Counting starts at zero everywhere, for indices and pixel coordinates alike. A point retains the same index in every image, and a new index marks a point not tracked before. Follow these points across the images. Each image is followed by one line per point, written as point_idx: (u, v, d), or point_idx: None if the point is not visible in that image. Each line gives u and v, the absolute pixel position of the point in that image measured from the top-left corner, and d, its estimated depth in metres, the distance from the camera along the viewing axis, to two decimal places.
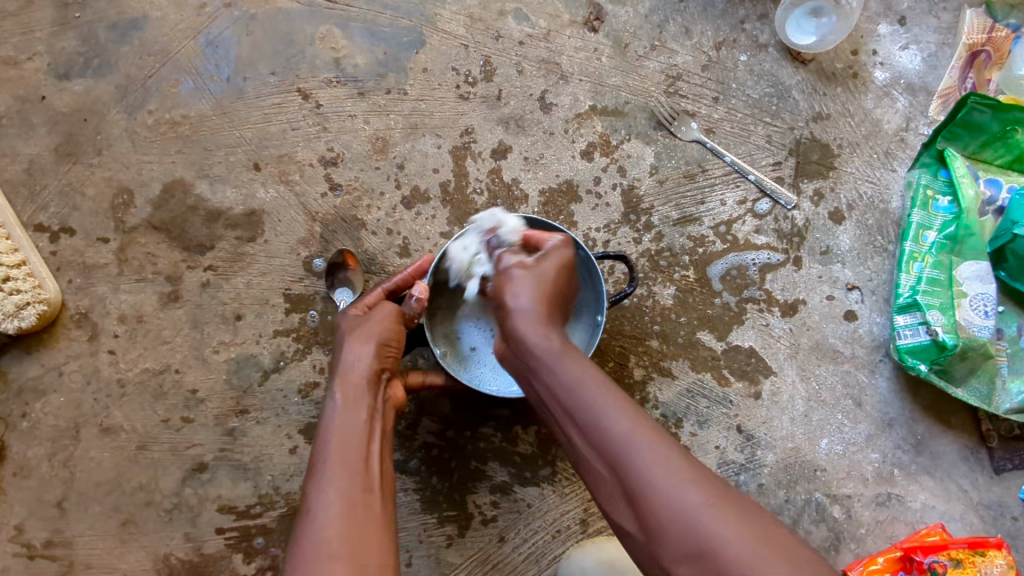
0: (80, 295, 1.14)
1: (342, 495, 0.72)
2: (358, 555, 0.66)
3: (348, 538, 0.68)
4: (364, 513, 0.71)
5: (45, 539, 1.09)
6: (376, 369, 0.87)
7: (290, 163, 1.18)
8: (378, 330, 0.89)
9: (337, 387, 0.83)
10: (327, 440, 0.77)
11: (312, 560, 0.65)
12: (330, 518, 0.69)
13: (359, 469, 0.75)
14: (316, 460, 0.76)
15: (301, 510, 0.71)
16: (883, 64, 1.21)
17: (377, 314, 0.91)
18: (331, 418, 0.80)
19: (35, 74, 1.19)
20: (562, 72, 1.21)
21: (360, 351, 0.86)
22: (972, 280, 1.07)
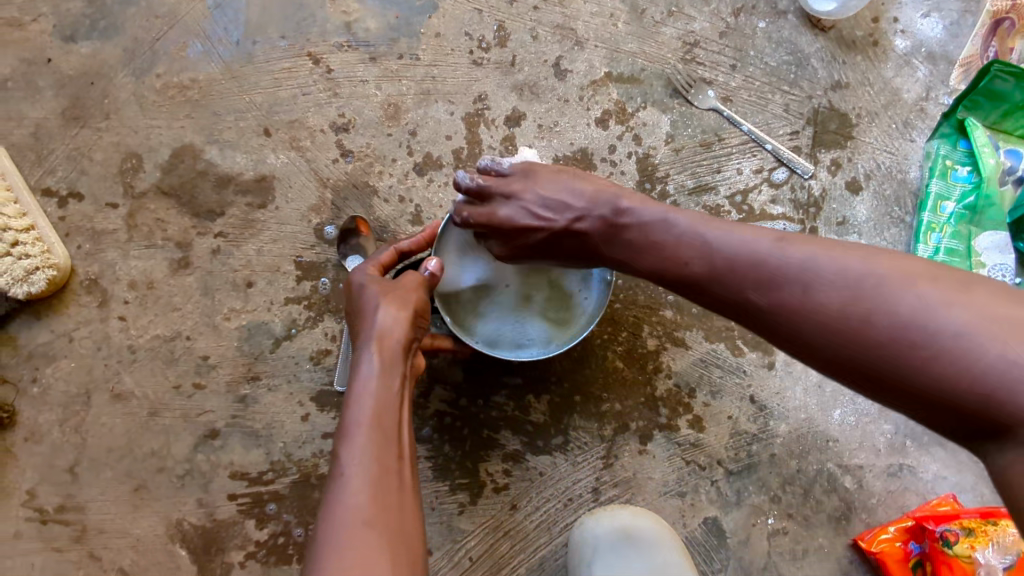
0: (89, 261, 1.13)
1: (375, 462, 0.72)
2: (391, 525, 0.69)
3: (381, 505, 0.70)
4: (396, 481, 0.72)
5: (57, 503, 1.08)
6: (409, 338, 0.85)
7: (301, 129, 1.16)
8: (414, 300, 0.87)
9: (371, 347, 0.81)
10: (361, 404, 0.77)
11: (347, 527, 0.67)
12: (363, 486, 0.70)
13: (392, 436, 0.76)
14: (347, 422, 0.76)
15: (333, 474, 0.72)
16: (904, 32, 1.20)
17: (405, 283, 0.89)
18: (364, 379, 0.79)
19: (41, 35, 1.16)
20: (578, 38, 1.19)
21: (397, 314, 0.84)
22: (990, 251, 1.08)
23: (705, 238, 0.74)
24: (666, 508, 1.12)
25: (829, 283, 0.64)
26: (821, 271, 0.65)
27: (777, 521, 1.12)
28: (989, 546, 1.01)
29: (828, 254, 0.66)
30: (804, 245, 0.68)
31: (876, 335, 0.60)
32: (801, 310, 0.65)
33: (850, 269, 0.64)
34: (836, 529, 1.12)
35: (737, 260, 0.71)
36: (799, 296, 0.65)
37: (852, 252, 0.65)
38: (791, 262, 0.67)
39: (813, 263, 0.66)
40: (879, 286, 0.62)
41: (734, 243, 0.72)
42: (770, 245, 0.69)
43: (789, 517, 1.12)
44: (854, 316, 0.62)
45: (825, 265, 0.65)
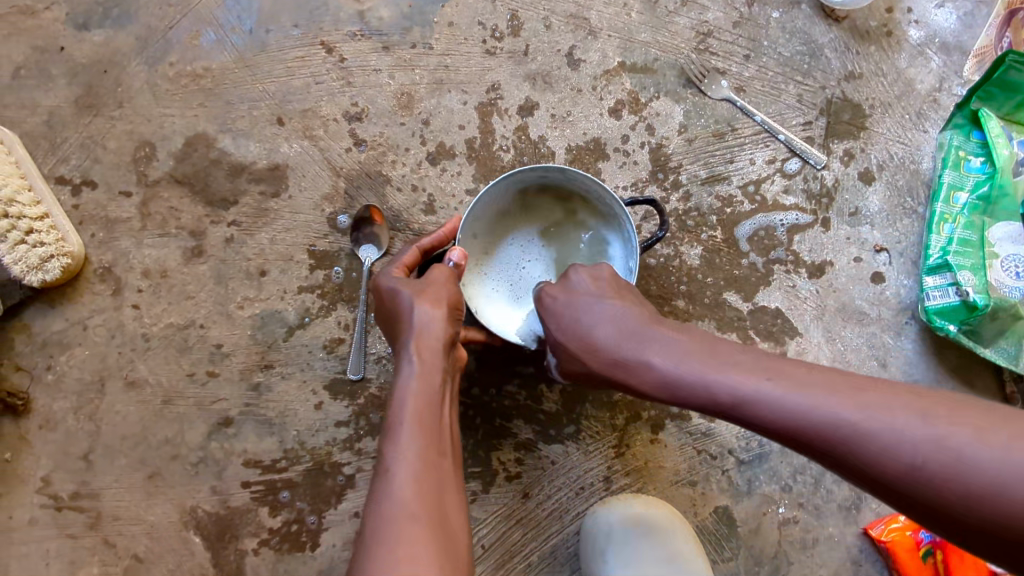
0: (103, 250, 1.13)
1: (420, 457, 0.73)
2: (438, 520, 0.69)
3: (427, 500, 0.70)
4: (441, 477, 0.73)
5: (72, 490, 1.09)
6: (449, 335, 0.85)
7: (314, 118, 1.16)
8: (450, 296, 0.87)
9: (412, 346, 0.82)
10: (405, 401, 0.78)
11: (396, 522, 0.67)
12: (410, 480, 0.71)
13: (435, 433, 0.77)
14: (392, 419, 0.77)
15: (379, 470, 0.72)
16: (918, 22, 1.20)
17: (437, 278, 0.89)
18: (406, 378, 0.80)
19: (54, 24, 1.16)
20: (591, 27, 1.19)
21: (436, 312, 0.85)
22: (1003, 242, 1.07)
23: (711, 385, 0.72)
24: (678, 497, 1.12)
25: (860, 440, 0.62)
26: (855, 429, 0.63)
27: (787, 510, 1.13)
28: None
29: (850, 402, 0.64)
30: (819, 390, 0.67)
31: (950, 494, 0.58)
32: (851, 454, 0.63)
33: (874, 420, 0.62)
34: (846, 519, 1.13)
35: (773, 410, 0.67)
36: (835, 440, 0.64)
37: (879, 401, 0.63)
38: (821, 412, 0.65)
39: (843, 416, 0.64)
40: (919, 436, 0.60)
41: (755, 392, 0.69)
42: (795, 400, 0.66)
43: (800, 507, 1.13)
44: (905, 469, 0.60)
45: (855, 413, 0.63)
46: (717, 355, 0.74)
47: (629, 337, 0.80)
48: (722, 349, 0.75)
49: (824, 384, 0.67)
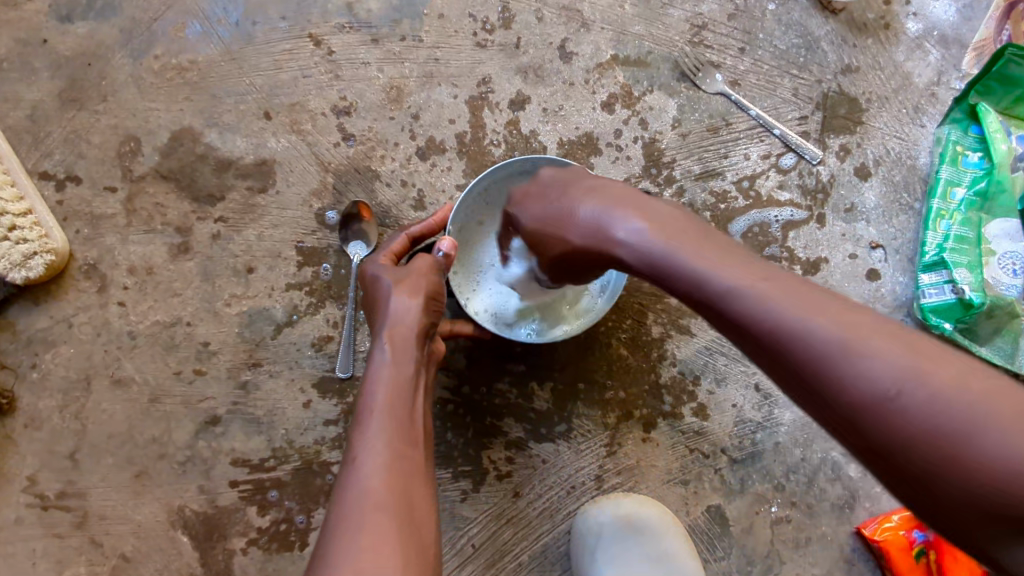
0: (88, 246, 1.11)
1: (388, 446, 0.72)
2: (405, 508, 0.68)
3: (394, 489, 0.69)
4: (409, 468, 0.72)
5: (58, 490, 1.08)
6: (424, 325, 0.84)
7: (302, 112, 1.14)
8: (427, 284, 0.86)
9: (385, 336, 0.82)
10: (376, 390, 0.77)
11: (359, 510, 0.66)
12: (378, 469, 0.70)
13: (405, 421, 0.75)
14: (362, 408, 0.76)
15: (346, 459, 0.72)
16: (916, 15, 1.18)
17: (418, 265, 0.88)
18: (378, 367, 0.79)
19: (37, 15, 1.14)
20: (584, 20, 1.17)
21: (411, 302, 0.84)
22: (1000, 238, 1.06)
23: (793, 337, 0.59)
24: (670, 496, 1.11)
25: (952, 433, 0.52)
26: (959, 413, 0.52)
27: (780, 509, 1.12)
28: None
29: (964, 386, 0.53)
30: (937, 368, 0.54)
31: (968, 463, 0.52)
32: (935, 451, 0.53)
33: (987, 411, 0.52)
34: (839, 518, 1.12)
35: (861, 388, 0.55)
36: (921, 428, 0.53)
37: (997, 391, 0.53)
38: (914, 394, 0.54)
39: (952, 399, 0.53)
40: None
41: (847, 356, 0.56)
42: (895, 378, 0.55)
43: (792, 506, 1.12)
44: (996, 468, 0.51)
45: (965, 396, 0.53)
46: (812, 294, 0.61)
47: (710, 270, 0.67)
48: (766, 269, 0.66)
49: (938, 358, 0.56)
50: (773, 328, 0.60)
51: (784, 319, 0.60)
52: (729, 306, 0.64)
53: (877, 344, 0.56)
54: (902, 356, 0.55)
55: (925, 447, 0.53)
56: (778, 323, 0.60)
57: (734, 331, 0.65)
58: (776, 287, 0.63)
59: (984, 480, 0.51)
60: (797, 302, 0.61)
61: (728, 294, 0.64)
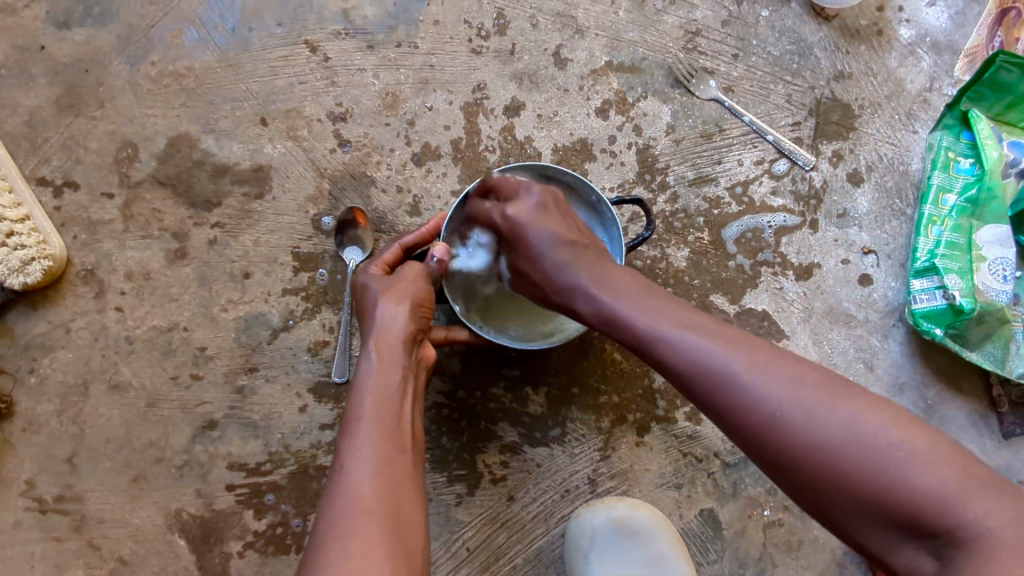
0: (86, 252, 1.12)
1: (375, 454, 0.73)
2: (392, 515, 0.69)
3: (382, 496, 0.70)
4: (397, 474, 0.73)
5: (56, 493, 1.09)
6: (411, 332, 0.86)
7: (298, 118, 1.15)
8: (413, 292, 0.88)
9: (372, 345, 0.83)
10: (363, 398, 0.78)
11: (347, 517, 0.67)
12: (366, 476, 0.71)
13: (392, 428, 0.76)
14: (350, 416, 0.77)
15: (335, 467, 0.73)
16: (909, 21, 1.19)
17: (406, 274, 0.91)
18: (365, 376, 0.80)
19: (34, 22, 1.15)
20: (578, 26, 1.17)
21: (397, 311, 0.86)
22: (990, 244, 1.06)
23: (702, 369, 0.68)
24: (663, 500, 1.12)
25: (834, 446, 0.60)
26: (836, 427, 0.60)
27: (772, 512, 1.13)
28: None
29: (845, 406, 0.62)
30: (822, 391, 0.63)
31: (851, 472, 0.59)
32: (822, 462, 0.61)
33: (865, 425, 0.60)
34: None
35: (758, 410, 0.64)
36: (809, 442, 0.61)
37: (875, 409, 0.61)
38: (797, 415, 0.62)
39: (834, 416, 0.61)
40: (903, 459, 0.58)
41: (745, 382, 0.65)
42: (784, 403, 0.63)
43: (785, 509, 1.13)
44: (872, 473, 0.59)
45: (846, 412, 0.61)
46: (714, 334, 0.70)
47: (639, 311, 0.75)
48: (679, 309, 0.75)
49: (827, 383, 0.64)
50: (687, 362, 0.69)
51: (696, 355, 0.69)
52: (651, 344, 0.73)
53: (773, 373, 0.65)
54: (783, 386, 0.64)
55: (812, 461, 0.61)
56: (690, 358, 0.69)
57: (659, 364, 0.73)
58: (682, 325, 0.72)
59: (865, 485, 0.59)
60: (698, 339, 0.69)
61: (651, 333, 0.73)
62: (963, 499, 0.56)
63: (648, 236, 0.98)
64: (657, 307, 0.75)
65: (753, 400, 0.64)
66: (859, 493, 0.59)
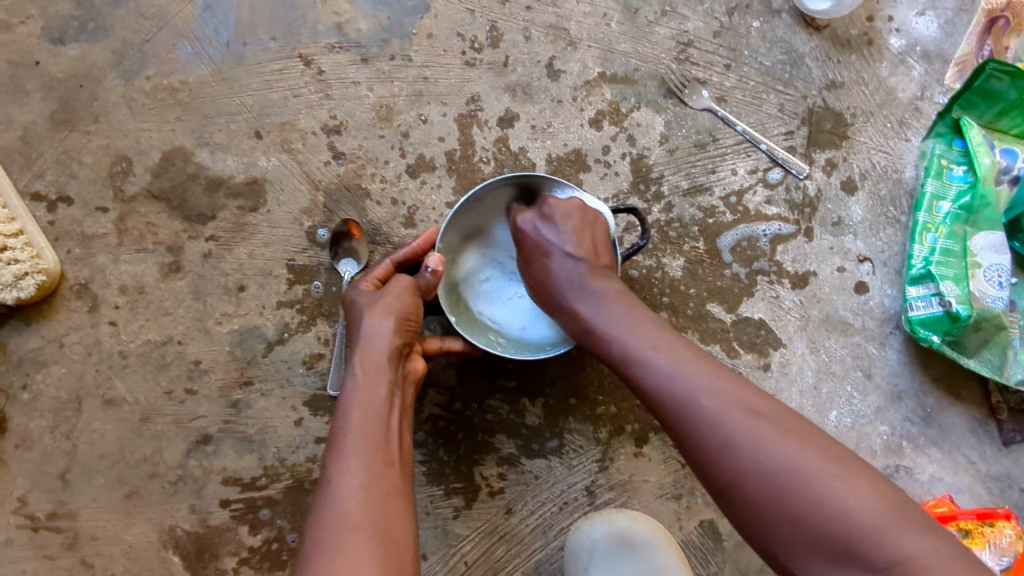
0: (79, 266, 1.12)
1: (362, 467, 0.73)
2: (380, 529, 0.68)
3: (370, 511, 0.70)
4: (386, 488, 0.73)
5: (48, 511, 1.07)
6: (397, 345, 0.85)
7: (292, 131, 1.15)
8: (400, 305, 0.88)
9: (357, 360, 0.83)
10: (349, 413, 0.78)
11: (335, 532, 0.67)
12: (351, 492, 0.71)
13: (380, 442, 0.76)
14: (337, 432, 0.77)
15: (322, 483, 0.72)
16: (899, 31, 1.20)
17: (395, 287, 0.90)
18: (351, 390, 0.80)
19: (29, 38, 1.15)
20: (571, 38, 1.18)
21: (381, 324, 0.85)
22: (985, 251, 1.06)
23: (671, 397, 0.75)
24: (662, 511, 1.11)
25: (776, 471, 0.67)
26: (704, 413, 0.72)
27: None
28: (985, 548, 1.01)
29: (796, 442, 0.68)
30: (775, 424, 0.70)
31: (715, 449, 0.70)
32: (762, 484, 0.67)
33: (805, 461, 0.67)
34: None
35: (715, 433, 0.71)
36: (757, 469, 0.68)
37: (820, 448, 0.68)
38: (689, 396, 0.74)
39: (780, 445, 0.68)
40: (755, 448, 0.68)
41: (707, 402, 0.72)
42: (740, 429, 0.70)
43: None
44: (808, 500, 0.65)
45: (790, 443, 0.68)
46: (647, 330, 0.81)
47: (616, 328, 0.83)
48: (631, 314, 0.84)
49: (779, 416, 0.71)
50: (659, 388, 0.76)
51: (668, 382, 0.75)
52: (628, 363, 0.80)
53: (734, 403, 0.71)
54: (687, 370, 0.75)
55: (690, 438, 0.72)
56: (663, 383, 0.76)
57: (630, 383, 0.81)
58: (626, 316, 0.84)
59: (805, 517, 0.65)
60: (632, 332, 0.82)
61: (628, 355, 0.80)
62: (893, 538, 0.62)
63: (643, 244, 0.98)
64: (610, 305, 0.86)
65: (655, 374, 0.77)
66: (794, 520, 0.65)
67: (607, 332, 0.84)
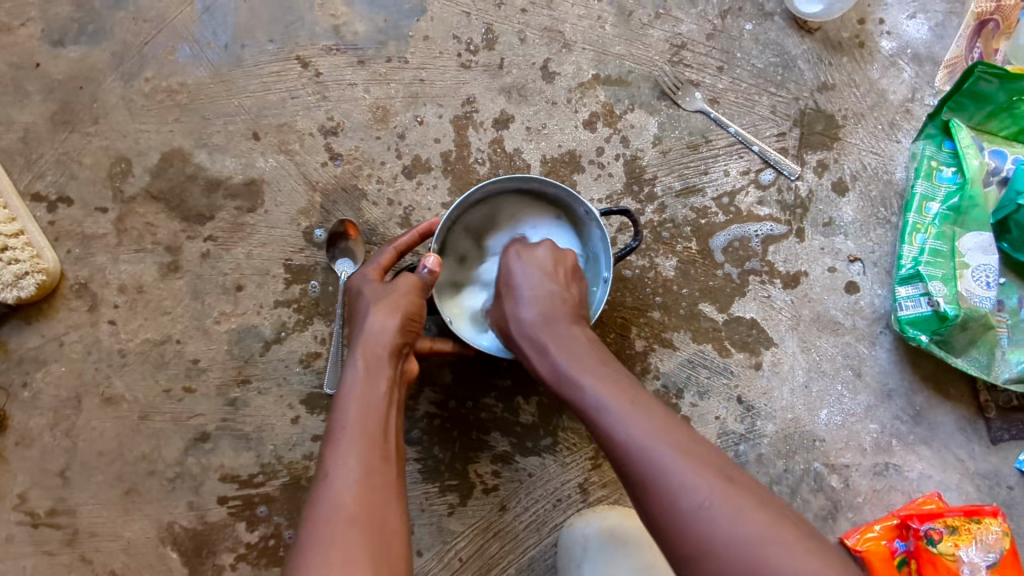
0: (79, 266, 1.13)
1: (360, 462, 0.74)
2: (374, 523, 0.70)
3: (365, 505, 0.71)
4: (382, 484, 0.74)
5: (48, 507, 1.09)
6: (398, 344, 0.87)
7: (290, 133, 1.17)
8: (404, 304, 0.89)
9: (359, 355, 0.84)
10: (349, 408, 0.79)
11: (331, 524, 0.68)
12: (348, 485, 0.72)
13: (378, 439, 0.77)
14: (336, 425, 0.78)
15: (320, 475, 0.74)
16: (890, 33, 1.21)
17: (400, 285, 0.91)
18: (352, 385, 0.81)
19: (30, 40, 1.16)
20: (565, 40, 1.19)
21: (385, 323, 0.87)
22: (973, 252, 1.08)
23: (642, 453, 0.70)
24: None
25: (741, 543, 0.63)
26: (667, 474, 0.68)
27: None
28: (972, 543, 1.02)
29: (762, 517, 0.64)
30: (741, 496, 0.66)
31: (677, 513, 0.66)
32: (725, 556, 0.63)
33: (771, 535, 0.63)
34: (822, 528, 1.11)
35: (686, 495, 0.66)
36: (721, 538, 0.63)
37: (786, 524, 0.64)
38: (653, 454, 0.70)
39: (745, 518, 0.64)
40: (720, 516, 0.64)
41: (672, 463, 0.68)
42: (711, 492, 0.66)
43: None
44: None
45: (756, 518, 0.64)
46: (615, 384, 0.78)
47: (583, 378, 0.80)
48: (598, 367, 0.81)
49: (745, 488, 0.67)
50: (629, 439, 0.71)
51: (639, 435, 0.71)
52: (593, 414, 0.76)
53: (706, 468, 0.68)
54: (653, 429, 0.72)
55: (653, 500, 0.68)
56: (633, 436, 0.71)
57: (597, 436, 0.76)
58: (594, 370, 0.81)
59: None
60: (599, 385, 0.78)
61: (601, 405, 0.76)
62: None
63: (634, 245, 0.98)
64: (578, 355, 0.83)
65: (620, 427, 0.73)
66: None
67: (573, 382, 0.80)
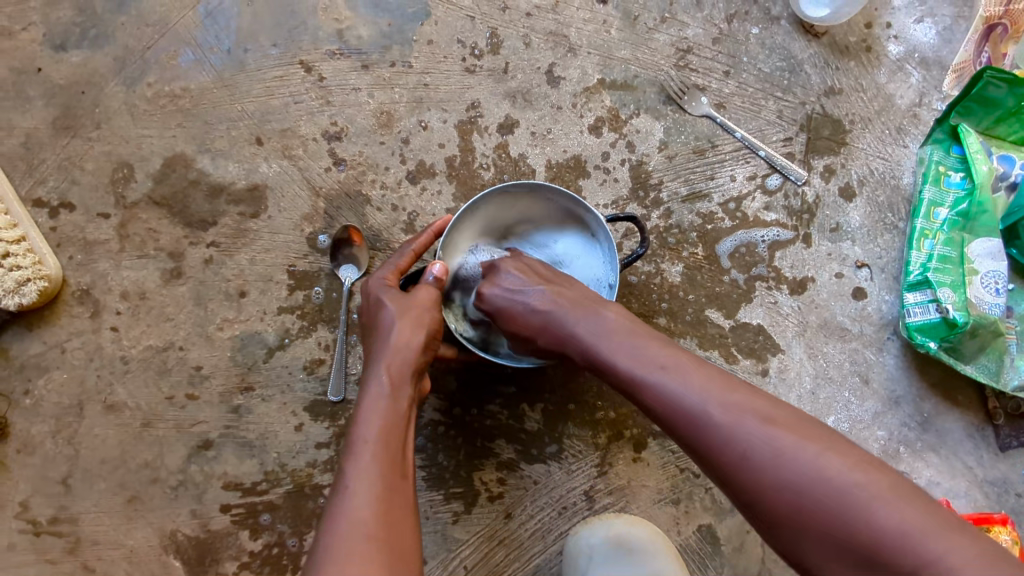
0: (81, 272, 1.12)
1: (380, 477, 0.73)
2: (393, 539, 0.68)
3: (384, 521, 0.69)
4: (400, 501, 0.73)
5: (50, 515, 1.08)
6: (419, 360, 0.86)
7: (293, 138, 1.16)
8: (429, 320, 0.89)
9: (381, 369, 0.83)
10: (369, 421, 0.78)
11: (350, 540, 0.66)
12: (367, 501, 0.70)
13: (398, 454, 0.77)
14: (355, 438, 0.77)
15: (338, 488, 0.72)
16: (897, 37, 1.20)
17: (423, 298, 0.90)
18: (374, 399, 0.80)
19: (31, 44, 1.16)
20: (570, 45, 1.19)
21: (408, 337, 0.86)
22: (983, 258, 1.06)
23: (690, 413, 0.70)
24: (661, 516, 1.12)
25: (801, 479, 0.63)
26: (717, 424, 0.68)
27: None
28: None
29: (815, 447, 0.65)
30: (792, 432, 0.66)
31: (733, 461, 0.67)
32: (788, 493, 0.63)
33: (826, 467, 0.63)
34: None
35: (739, 444, 0.66)
36: (780, 479, 0.64)
37: (840, 451, 0.64)
38: (703, 407, 0.69)
39: (800, 451, 0.64)
40: (776, 455, 0.65)
41: (719, 413, 0.68)
42: (759, 434, 0.66)
43: None
44: (835, 504, 0.61)
45: (811, 450, 0.64)
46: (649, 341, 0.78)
47: (615, 341, 0.79)
48: (629, 324, 0.81)
49: (794, 423, 0.67)
50: (674, 401, 0.71)
51: (683, 393, 0.71)
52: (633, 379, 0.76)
53: (756, 415, 0.67)
54: (695, 382, 0.71)
55: (706, 452, 0.69)
56: (679, 395, 0.71)
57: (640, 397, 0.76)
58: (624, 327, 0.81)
59: (828, 520, 0.61)
60: (633, 343, 0.78)
61: (644, 374, 0.75)
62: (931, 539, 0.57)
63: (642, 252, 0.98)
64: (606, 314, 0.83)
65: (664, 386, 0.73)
66: (832, 537, 0.61)
67: (604, 342, 0.80)
